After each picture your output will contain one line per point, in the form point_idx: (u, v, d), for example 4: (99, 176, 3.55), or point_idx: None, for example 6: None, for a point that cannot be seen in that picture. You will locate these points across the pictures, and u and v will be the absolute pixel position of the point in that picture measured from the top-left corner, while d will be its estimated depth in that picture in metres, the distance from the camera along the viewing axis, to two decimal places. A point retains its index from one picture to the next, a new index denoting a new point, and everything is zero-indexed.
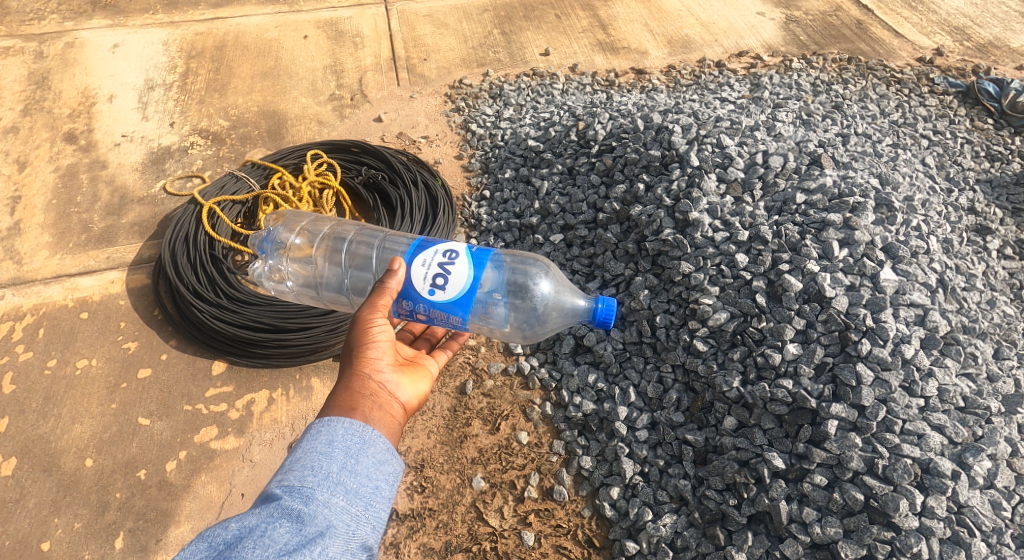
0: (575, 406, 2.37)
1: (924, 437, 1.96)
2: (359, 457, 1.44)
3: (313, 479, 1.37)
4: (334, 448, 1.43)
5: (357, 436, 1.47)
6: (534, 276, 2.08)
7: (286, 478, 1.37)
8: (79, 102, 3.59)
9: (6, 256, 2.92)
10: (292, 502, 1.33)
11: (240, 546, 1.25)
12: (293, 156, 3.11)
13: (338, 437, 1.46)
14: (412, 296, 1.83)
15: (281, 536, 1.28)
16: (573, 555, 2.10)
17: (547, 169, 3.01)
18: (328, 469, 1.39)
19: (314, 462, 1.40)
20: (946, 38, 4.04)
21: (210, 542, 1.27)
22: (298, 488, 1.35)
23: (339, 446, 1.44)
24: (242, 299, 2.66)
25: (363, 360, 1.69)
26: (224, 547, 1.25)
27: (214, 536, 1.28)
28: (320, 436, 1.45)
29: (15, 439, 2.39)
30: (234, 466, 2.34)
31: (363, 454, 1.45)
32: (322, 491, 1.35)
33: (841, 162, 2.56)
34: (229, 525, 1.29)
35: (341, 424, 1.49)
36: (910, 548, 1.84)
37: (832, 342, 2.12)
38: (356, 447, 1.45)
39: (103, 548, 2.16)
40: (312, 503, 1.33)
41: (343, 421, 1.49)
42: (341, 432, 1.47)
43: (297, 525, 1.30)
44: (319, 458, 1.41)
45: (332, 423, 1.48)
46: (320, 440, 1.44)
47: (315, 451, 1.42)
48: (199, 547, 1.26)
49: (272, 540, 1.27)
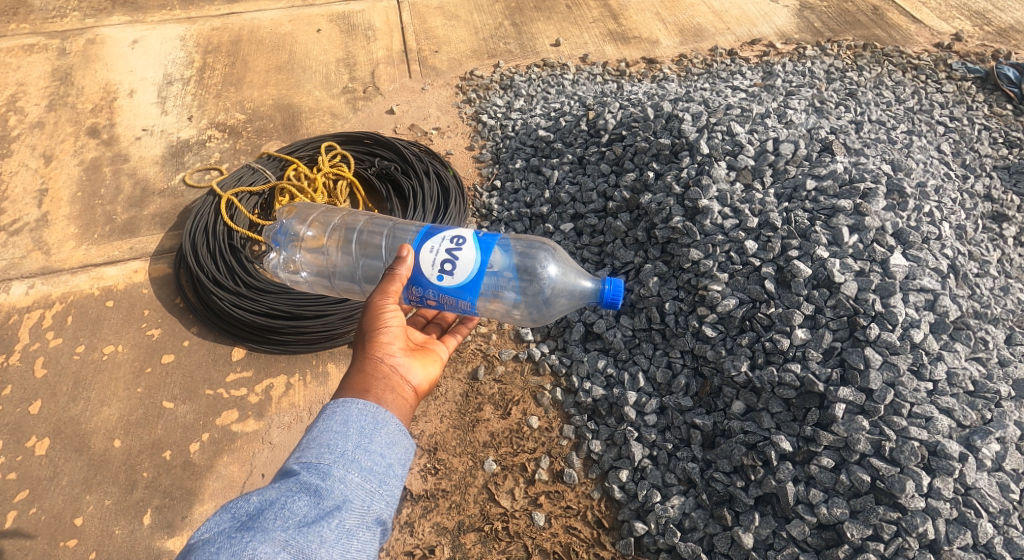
0: (585, 391, 2.41)
1: (931, 420, 1.97)
2: (373, 436, 1.49)
3: (330, 456, 1.42)
4: (349, 428, 1.48)
5: (371, 416, 1.52)
6: (542, 260, 2.12)
7: (304, 455, 1.43)
8: (101, 97, 3.67)
9: (35, 247, 3.01)
10: (311, 478, 1.38)
11: (262, 517, 1.31)
12: (308, 147, 3.17)
13: (353, 417, 1.51)
14: (422, 283, 1.88)
15: (300, 509, 1.34)
16: (583, 536, 2.15)
17: (558, 159, 3.04)
18: (344, 448, 1.45)
19: (330, 440, 1.45)
20: (965, 22, 4.00)
21: (233, 513, 1.32)
22: (315, 465, 1.40)
23: (354, 425, 1.49)
24: (260, 288, 2.73)
25: (376, 344, 1.74)
26: (247, 518, 1.31)
27: (236, 507, 1.33)
28: (335, 416, 1.50)
29: (47, 421, 2.49)
30: (255, 448, 2.40)
31: (377, 433, 1.50)
32: (338, 468, 1.41)
33: (853, 149, 2.56)
34: (250, 498, 1.34)
35: (356, 404, 1.53)
36: (916, 528, 1.86)
37: (841, 326, 2.14)
38: (370, 427, 1.50)
39: (133, 524, 2.25)
40: (329, 478, 1.39)
41: (357, 402, 1.54)
42: (355, 413, 1.52)
43: (314, 499, 1.36)
44: (335, 436, 1.46)
45: (346, 403, 1.53)
46: (336, 419, 1.50)
47: (330, 430, 1.47)
48: (222, 517, 1.32)
49: (292, 512, 1.33)
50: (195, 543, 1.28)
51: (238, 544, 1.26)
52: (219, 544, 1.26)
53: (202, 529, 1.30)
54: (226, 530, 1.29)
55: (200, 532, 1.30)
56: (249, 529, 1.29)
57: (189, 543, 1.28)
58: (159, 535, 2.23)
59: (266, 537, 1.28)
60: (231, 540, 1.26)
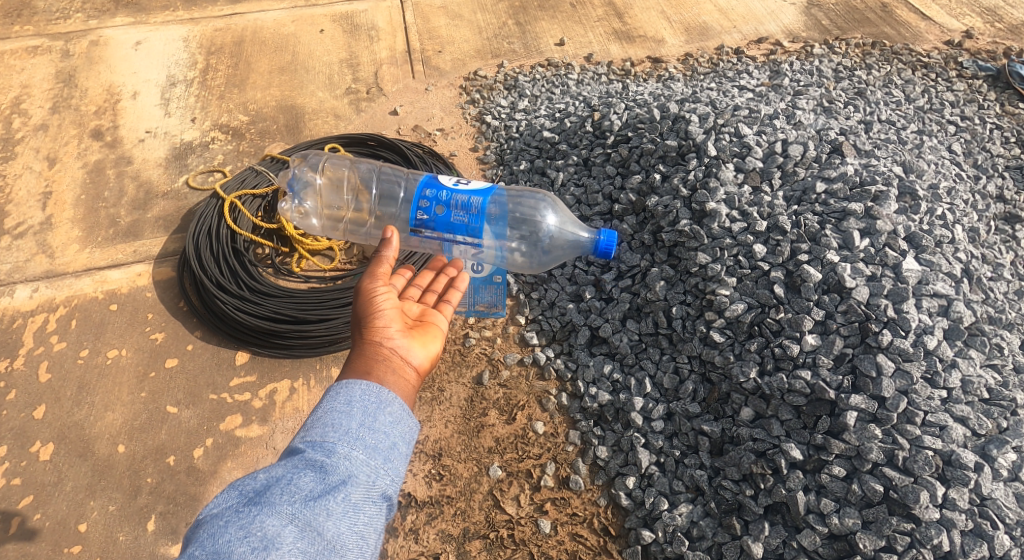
0: (591, 396, 2.38)
1: (945, 428, 1.93)
2: (378, 414, 1.45)
3: (334, 434, 1.39)
4: (352, 407, 1.45)
5: (373, 396, 1.48)
6: (543, 211, 2.32)
7: (309, 433, 1.40)
8: (105, 99, 3.66)
9: (38, 251, 2.99)
10: (315, 455, 1.36)
11: (268, 493, 1.29)
12: (312, 150, 3.15)
13: (356, 396, 1.47)
14: (436, 185, 2.02)
15: (305, 485, 1.31)
16: (589, 543, 2.12)
17: (563, 161, 3.00)
18: (348, 426, 1.41)
19: (335, 420, 1.42)
20: (976, 19, 3.94)
21: (241, 490, 1.31)
22: (320, 442, 1.38)
23: (357, 406, 1.45)
24: (264, 292, 2.73)
25: (373, 329, 1.68)
26: (254, 494, 1.29)
27: (243, 484, 1.31)
28: (338, 396, 1.46)
29: (52, 425, 2.47)
30: (259, 453, 2.38)
31: (381, 411, 1.46)
32: (343, 445, 1.38)
33: (864, 150, 2.51)
34: (257, 475, 1.32)
35: (356, 387, 1.49)
36: (931, 540, 1.82)
37: (852, 333, 2.10)
38: (373, 406, 1.46)
39: (137, 530, 2.23)
40: (334, 455, 1.36)
41: (358, 383, 1.50)
42: (358, 392, 1.48)
43: (319, 475, 1.33)
44: (339, 415, 1.42)
45: (347, 385, 1.48)
46: (339, 399, 1.45)
47: (335, 409, 1.44)
48: (230, 494, 1.31)
49: (298, 487, 1.30)
50: (204, 519, 1.28)
51: (246, 518, 1.25)
52: (228, 519, 1.25)
53: (211, 505, 1.29)
54: (234, 505, 1.28)
55: (209, 507, 1.29)
56: (256, 505, 1.27)
57: (198, 519, 1.27)
58: (163, 541, 2.21)
59: (273, 512, 1.26)
60: (240, 514, 1.26)
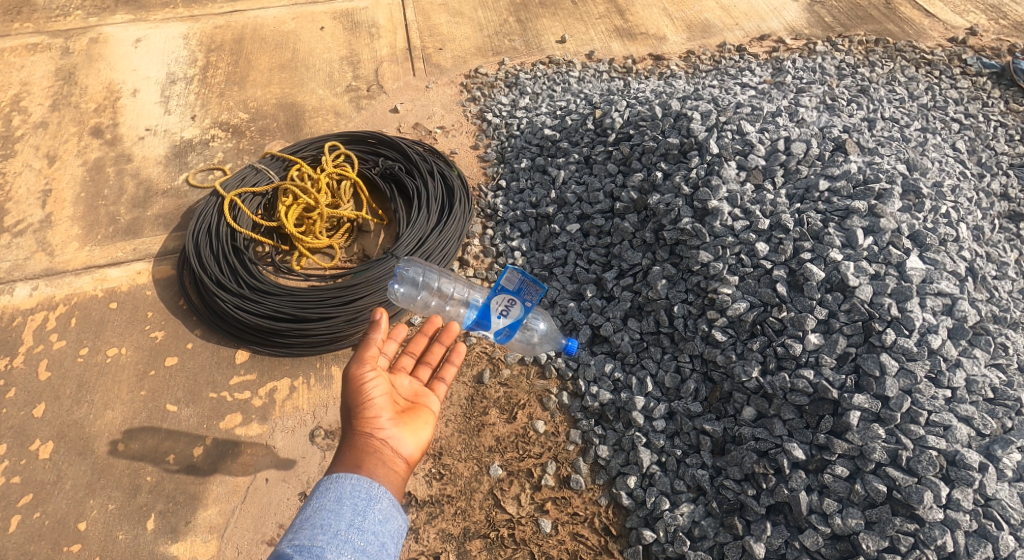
0: (592, 395, 2.36)
1: (950, 428, 1.92)
2: (366, 517, 1.49)
3: (323, 537, 1.41)
4: (342, 506, 1.49)
5: (364, 495, 1.52)
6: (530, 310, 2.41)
7: (297, 536, 1.42)
8: (104, 96, 3.65)
9: (38, 248, 2.99)
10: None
11: None
12: (312, 148, 3.12)
13: (346, 496, 1.51)
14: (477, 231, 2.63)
15: None
16: (590, 543, 2.11)
17: (564, 159, 2.98)
18: (336, 527, 1.44)
19: (324, 521, 1.45)
20: (979, 16, 3.92)
21: None
22: (307, 546, 1.39)
23: (346, 503, 1.49)
24: (264, 290, 2.69)
25: (363, 419, 1.70)
26: None
27: None
28: (329, 498, 1.50)
29: (51, 424, 2.46)
30: (258, 452, 2.37)
31: (370, 512, 1.50)
32: (330, 550, 1.40)
33: (867, 148, 2.49)
34: None
35: (347, 486, 1.52)
36: (935, 541, 1.81)
37: (856, 332, 2.09)
38: (363, 504, 1.50)
39: (136, 529, 2.22)
40: None
41: (348, 480, 1.54)
42: (349, 491, 1.52)
43: None
44: (329, 516, 1.46)
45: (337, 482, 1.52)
46: (330, 499, 1.50)
47: (325, 511, 1.47)
48: None
49: None
50: None
51: None
52: None
53: None
54: None
55: None
56: None
57: None
58: (162, 540, 2.20)
59: None
60: None
